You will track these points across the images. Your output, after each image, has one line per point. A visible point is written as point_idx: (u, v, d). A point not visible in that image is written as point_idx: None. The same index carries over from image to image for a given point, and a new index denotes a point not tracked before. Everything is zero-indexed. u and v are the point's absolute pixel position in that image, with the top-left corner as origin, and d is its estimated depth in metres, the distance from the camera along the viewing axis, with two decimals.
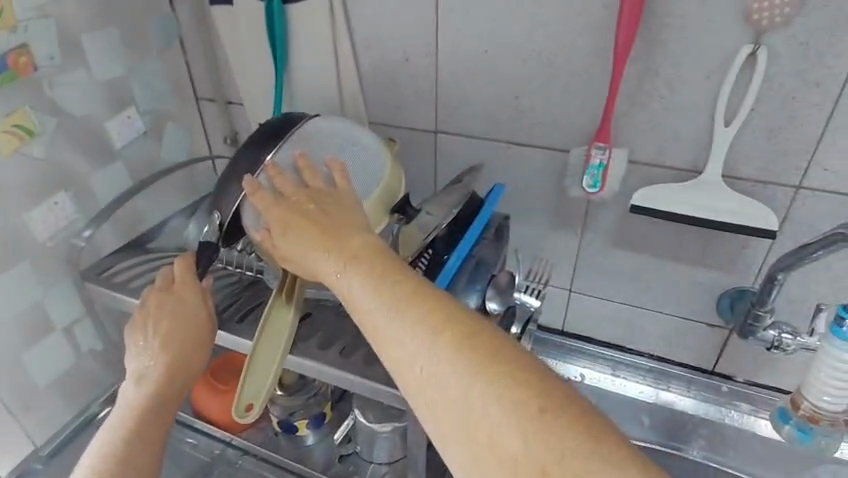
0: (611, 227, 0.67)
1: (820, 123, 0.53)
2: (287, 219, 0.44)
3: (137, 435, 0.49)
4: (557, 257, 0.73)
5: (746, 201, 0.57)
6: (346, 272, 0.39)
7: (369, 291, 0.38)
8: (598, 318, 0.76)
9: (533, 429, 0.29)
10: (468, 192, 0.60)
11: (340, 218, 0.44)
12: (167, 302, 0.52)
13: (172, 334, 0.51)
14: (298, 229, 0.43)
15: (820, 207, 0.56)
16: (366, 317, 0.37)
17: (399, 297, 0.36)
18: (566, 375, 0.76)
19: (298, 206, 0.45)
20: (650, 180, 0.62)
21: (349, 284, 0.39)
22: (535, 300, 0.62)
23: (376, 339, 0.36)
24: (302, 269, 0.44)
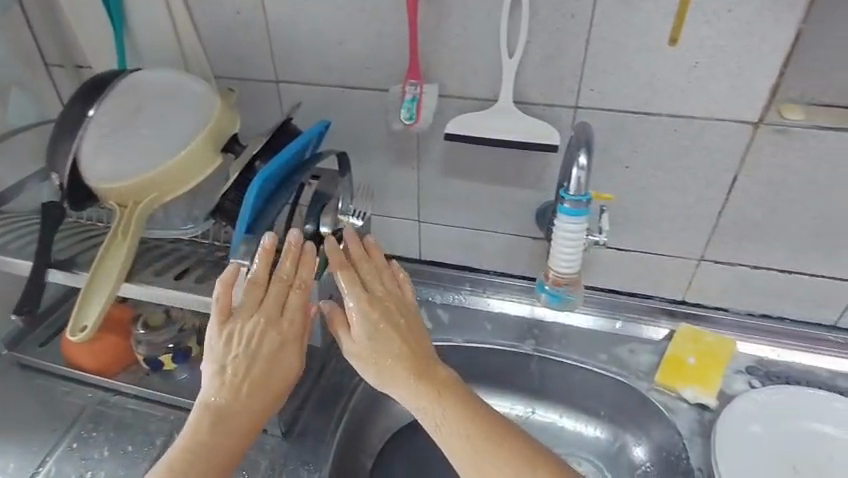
0: (440, 158, 0.76)
1: (581, 49, 0.63)
2: (379, 332, 0.58)
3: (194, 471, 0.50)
4: (402, 190, 0.81)
5: (535, 121, 0.67)
6: (437, 402, 0.55)
7: (467, 425, 0.53)
8: (447, 244, 0.85)
9: None
10: (284, 119, 0.63)
11: (422, 347, 0.59)
12: (269, 339, 0.55)
13: (266, 375, 0.54)
14: (396, 346, 0.57)
15: (596, 123, 0.67)
16: (466, 448, 0.52)
17: (494, 436, 0.52)
18: (425, 296, 0.88)
19: (393, 321, 0.59)
20: (462, 112, 0.71)
21: (438, 408, 0.54)
22: (357, 220, 0.69)
23: (470, 463, 0.51)
24: (390, 380, 0.56)
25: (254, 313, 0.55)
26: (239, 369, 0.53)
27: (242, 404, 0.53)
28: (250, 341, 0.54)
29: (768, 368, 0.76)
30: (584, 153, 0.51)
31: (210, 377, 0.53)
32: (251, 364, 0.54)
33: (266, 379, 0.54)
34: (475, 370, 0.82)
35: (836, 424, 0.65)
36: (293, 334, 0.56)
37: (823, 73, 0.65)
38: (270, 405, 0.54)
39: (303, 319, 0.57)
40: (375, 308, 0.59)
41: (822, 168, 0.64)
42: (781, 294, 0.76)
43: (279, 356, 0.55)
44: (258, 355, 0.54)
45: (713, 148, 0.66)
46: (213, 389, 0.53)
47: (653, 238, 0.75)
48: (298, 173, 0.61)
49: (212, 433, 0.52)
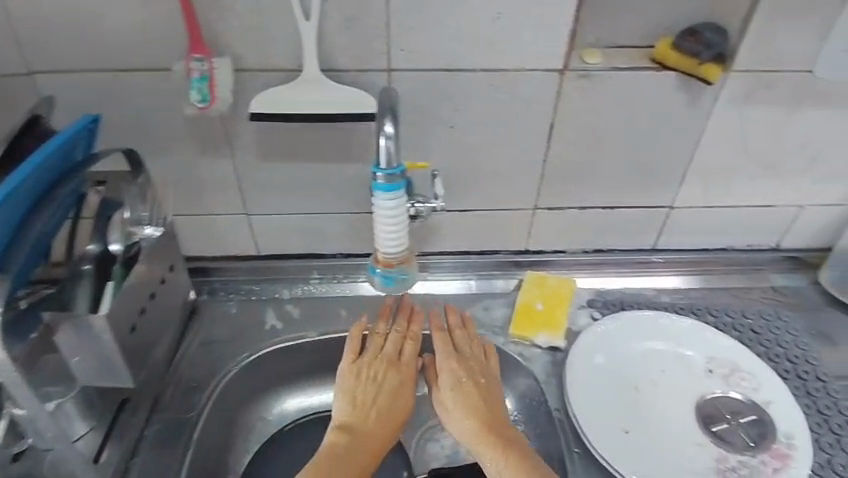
0: (254, 141, 0.68)
1: (382, 5, 0.58)
2: (456, 383, 0.64)
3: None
4: (219, 183, 0.71)
5: (348, 89, 0.61)
6: (494, 448, 0.58)
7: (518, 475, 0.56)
8: (284, 233, 0.78)
9: None
10: (30, 117, 0.52)
11: (493, 403, 0.63)
12: (389, 375, 0.66)
13: (390, 406, 0.64)
14: (471, 397, 0.63)
15: (412, 85, 0.64)
16: None
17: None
18: (271, 293, 0.80)
19: (475, 373, 0.65)
20: (266, 87, 0.63)
21: (492, 452, 0.58)
22: (154, 230, 0.59)
23: None
24: (463, 429, 0.61)
25: (378, 356, 0.67)
26: (361, 402, 0.63)
27: (363, 425, 0.62)
28: (373, 376, 0.65)
29: (606, 299, 0.81)
30: (389, 120, 0.45)
31: (340, 402, 0.64)
32: (375, 397, 0.64)
33: (384, 409, 0.64)
34: (335, 361, 0.77)
35: (664, 338, 0.71)
36: (407, 374, 0.67)
37: (613, 16, 0.67)
38: (383, 439, 0.62)
39: (410, 367, 0.68)
40: (464, 359, 0.66)
41: (624, 107, 0.67)
42: (607, 229, 0.81)
43: (390, 391, 0.65)
44: (382, 386, 0.65)
45: (528, 99, 0.66)
46: (340, 412, 0.63)
47: (488, 194, 0.75)
48: (59, 183, 0.51)
49: (328, 449, 0.60)
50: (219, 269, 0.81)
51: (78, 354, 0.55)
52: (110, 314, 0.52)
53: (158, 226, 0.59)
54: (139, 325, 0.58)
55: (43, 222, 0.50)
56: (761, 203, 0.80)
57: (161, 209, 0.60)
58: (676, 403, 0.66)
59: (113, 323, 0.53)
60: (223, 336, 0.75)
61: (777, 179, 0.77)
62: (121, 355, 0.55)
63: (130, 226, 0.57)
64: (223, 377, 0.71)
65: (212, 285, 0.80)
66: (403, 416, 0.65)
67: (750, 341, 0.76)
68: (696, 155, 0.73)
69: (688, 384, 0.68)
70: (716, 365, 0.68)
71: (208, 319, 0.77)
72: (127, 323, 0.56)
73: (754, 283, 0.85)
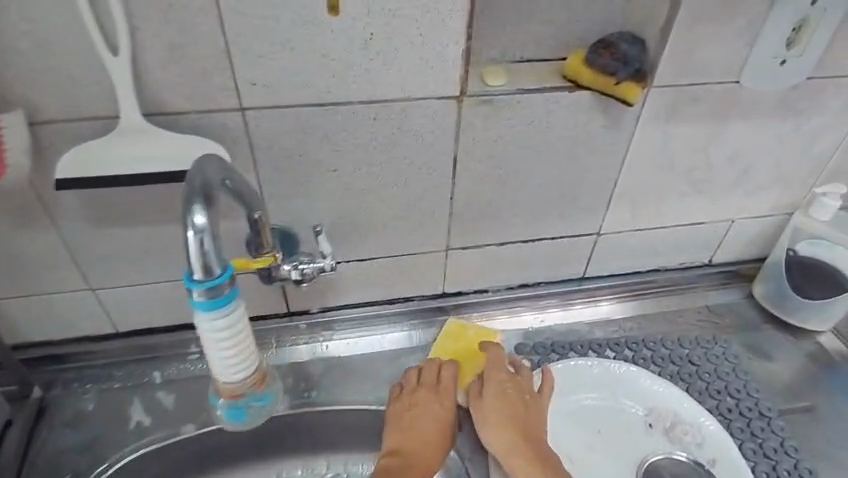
0: (79, 207, 0.53)
1: (216, 31, 0.44)
2: (496, 392, 0.59)
3: None
4: (45, 259, 0.56)
5: (189, 139, 0.48)
6: (525, 465, 0.55)
7: None
8: (145, 305, 0.63)
9: None
10: None
11: (543, 430, 0.58)
12: (429, 404, 0.61)
13: (434, 433, 0.60)
14: (525, 422, 0.58)
15: (275, 125, 0.51)
16: None
17: None
18: (140, 378, 0.65)
19: (521, 400, 0.59)
20: (79, 140, 0.48)
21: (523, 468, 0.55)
22: None
23: None
24: (521, 454, 0.56)
25: (418, 387, 0.62)
26: (408, 425, 0.59)
27: (408, 458, 0.57)
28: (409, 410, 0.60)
29: (535, 341, 0.72)
30: (200, 204, 0.31)
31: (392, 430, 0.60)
32: (415, 425, 0.59)
33: (426, 437, 0.59)
34: (225, 457, 0.63)
35: (599, 391, 0.63)
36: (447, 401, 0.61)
37: (516, 25, 0.57)
38: (430, 460, 0.58)
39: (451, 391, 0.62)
40: (508, 386, 0.60)
41: (535, 133, 0.57)
42: (532, 262, 0.71)
43: (435, 417, 0.60)
44: (416, 420, 0.60)
45: (422, 132, 0.54)
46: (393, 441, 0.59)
47: (390, 240, 0.63)
48: None
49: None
50: (70, 354, 0.65)
51: None
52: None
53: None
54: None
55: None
56: (692, 221, 0.73)
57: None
58: (616, 472, 0.58)
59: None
60: (75, 444, 0.60)
61: (707, 195, 0.70)
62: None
63: None
64: None
65: (63, 375, 0.65)
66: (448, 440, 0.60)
67: (690, 377, 0.69)
68: (621, 178, 0.65)
69: (628, 445, 0.60)
70: (656, 418, 0.61)
71: (57, 421, 0.62)
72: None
73: (690, 303, 0.79)
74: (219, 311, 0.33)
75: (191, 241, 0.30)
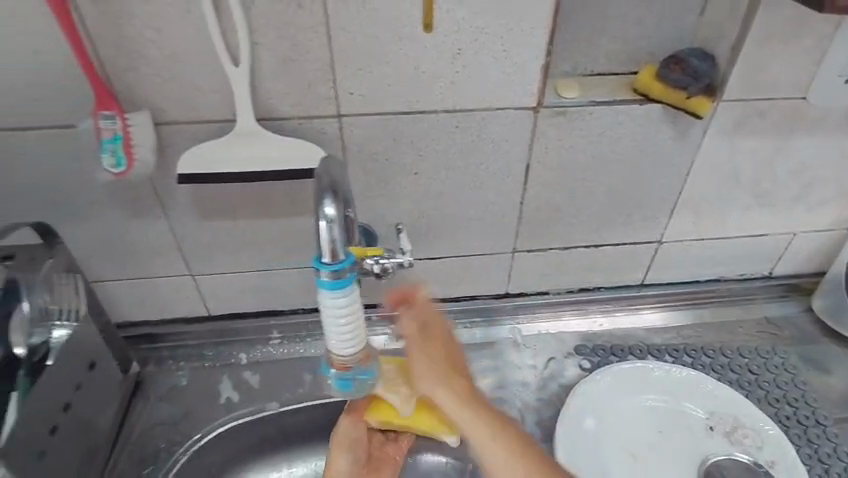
0: (190, 199, 0.59)
1: (325, 46, 0.50)
2: (420, 358, 0.53)
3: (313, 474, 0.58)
4: (155, 246, 0.63)
5: (294, 141, 0.53)
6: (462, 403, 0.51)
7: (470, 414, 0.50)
8: (235, 292, 0.70)
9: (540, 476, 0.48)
10: None
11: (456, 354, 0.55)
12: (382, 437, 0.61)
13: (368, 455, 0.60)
14: (426, 354, 0.53)
15: (367, 131, 0.56)
16: (480, 438, 0.50)
17: (489, 423, 0.50)
18: (229, 358, 0.72)
19: (415, 332, 0.54)
20: (197, 140, 0.54)
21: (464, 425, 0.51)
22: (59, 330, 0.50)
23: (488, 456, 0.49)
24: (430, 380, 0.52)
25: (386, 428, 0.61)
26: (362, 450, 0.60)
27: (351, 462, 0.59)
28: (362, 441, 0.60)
29: (593, 343, 0.75)
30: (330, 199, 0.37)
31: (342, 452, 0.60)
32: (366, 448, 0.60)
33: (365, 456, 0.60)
34: (301, 432, 0.69)
35: (661, 391, 0.65)
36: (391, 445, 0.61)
37: (589, 41, 0.60)
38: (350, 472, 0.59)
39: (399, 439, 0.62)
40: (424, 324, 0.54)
41: (605, 143, 0.61)
42: (592, 267, 0.74)
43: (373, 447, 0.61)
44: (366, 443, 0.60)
45: (498, 140, 0.59)
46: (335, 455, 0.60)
47: (460, 240, 0.67)
48: None
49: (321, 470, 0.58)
50: (165, 334, 0.72)
51: None
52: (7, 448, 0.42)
53: (70, 320, 0.51)
54: (53, 445, 0.47)
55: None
56: (754, 232, 0.74)
57: (77, 297, 0.52)
58: (677, 469, 0.60)
59: (8, 456, 0.43)
60: (172, 415, 0.67)
61: (769, 207, 0.71)
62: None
63: (33, 325, 0.47)
64: (170, 470, 0.62)
65: (159, 352, 0.72)
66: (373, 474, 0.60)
67: (749, 385, 0.71)
68: (686, 188, 0.67)
69: (689, 444, 0.62)
70: (717, 420, 0.62)
71: (154, 395, 0.68)
72: (34, 447, 0.45)
73: (747, 314, 0.80)
74: (344, 290, 0.38)
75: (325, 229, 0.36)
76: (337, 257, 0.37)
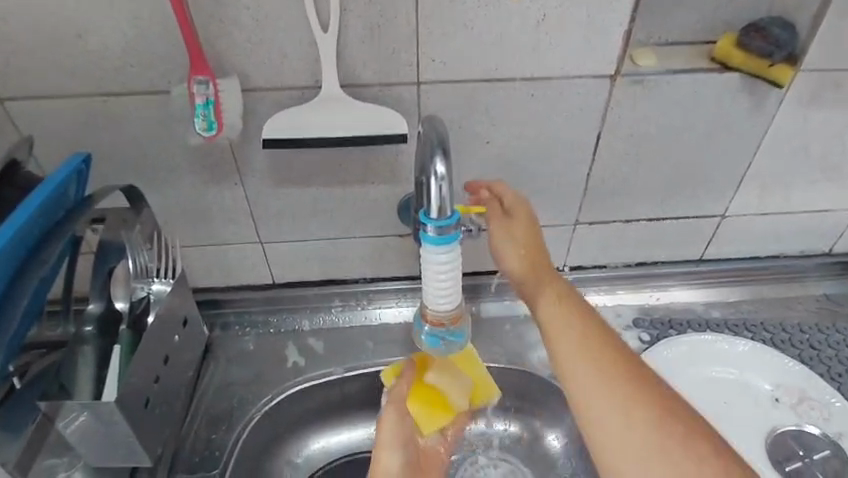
0: (267, 166, 0.60)
1: (411, 12, 0.50)
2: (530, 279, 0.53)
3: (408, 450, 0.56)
4: (229, 212, 0.64)
5: (375, 108, 0.54)
6: (589, 370, 0.45)
7: (591, 369, 0.44)
8: (300, 261, 0.71)
9: (630, 415, 0.42)
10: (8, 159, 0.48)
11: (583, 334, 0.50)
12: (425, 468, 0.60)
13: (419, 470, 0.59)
14: (558, 309, 0.50)
15: (444, 99, 0.56)
16: (574, 388, 0.45)
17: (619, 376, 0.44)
18: (292, 325, 0.74)
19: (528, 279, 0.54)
20: (280, 106, 0.55)
21: (568, 361, 0.46)
22: (163, 286, 0.52)
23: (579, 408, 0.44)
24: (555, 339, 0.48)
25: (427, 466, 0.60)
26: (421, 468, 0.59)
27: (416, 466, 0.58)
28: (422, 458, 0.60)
29: (652, 317, 0.75)
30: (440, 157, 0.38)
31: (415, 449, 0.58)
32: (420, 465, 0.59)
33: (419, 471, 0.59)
34: (364, 396, 0.71)
35: (724, 364, 0.65)
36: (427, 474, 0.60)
37: (666, 11, 0.60)
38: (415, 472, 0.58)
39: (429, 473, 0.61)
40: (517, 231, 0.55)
41: (679, 114, 0.61)
42: (653, 241, 0.74)
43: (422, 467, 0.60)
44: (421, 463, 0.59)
45: (572, 110, 0.59)
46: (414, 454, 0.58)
47: None
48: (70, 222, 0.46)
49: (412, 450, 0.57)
50: (230, 300, 0.74)
51: (82, 438, 0.45)
52: (122, 394, 0.44)
53: (167, 277, 0.53)
54: (155, 396, 0.50)
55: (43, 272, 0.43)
56: (820, 207, 0.73)
57: (172, 256, 0.53)
58: (744, 439, 0.60)
59: (124, 401, 0.45)
60: (242, 377, 0.69)
61: (839, 181, 0.70)
62: (136, 433, 0.47)
63: (134, 279, 0.50)
64: (244, 428, 0.64)
65: (225, 318, 0.74)
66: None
67: (811, 360, 0.70)
68: (755, 161, 0.66)
69: (755, 415, 0.62)
70: (783, 393, 0.63)
71: (223, 357, 0.71)
72: (142, 395, 0.47)
73: (806, 292, 0.79)
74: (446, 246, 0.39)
75: (436, 187, 0.37)
76: (444, 215, 0.38)
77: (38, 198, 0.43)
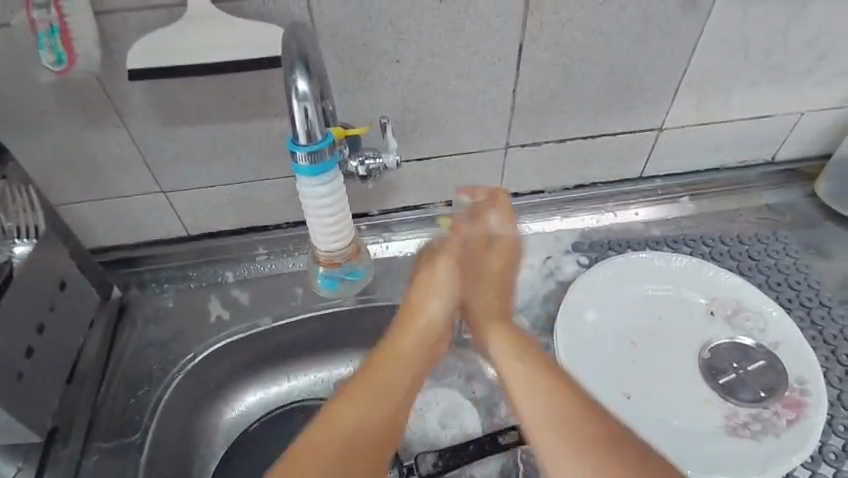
0: (149, 103, 0.53)
1: None
2: (485, 275, 0.57)
3: (401, 341, 0.52)
4: (118, 160, 0.57)
5: (255, 24, 0.47)
6: (560, 442, 0.41)
7: (508, 356, 0.49)
8: (212, 209, 0.65)
9: (569, 428, 0.42)
10: None
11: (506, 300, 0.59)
12: (400, 370, 0.51)
13: (401, 367, 0.51)
14: (491, 291, 0.57)
15: (340, 11, 0.50)
16: (507, 374, 0.48)
17: (538, 373, 0.46)
18: (215, 278, 0.69)
19: (499, 280, 0.58)
20: (145, 30, 0.47)
21: (523, 398, 0.45)
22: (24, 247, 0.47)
23: (509, 376, 0.48)
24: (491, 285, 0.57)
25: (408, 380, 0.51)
26: (391, 362, 0.50)
27: (402, 357, 0.51)
28: (414, 354, 0.52)
29: (591, 240, 0.72)
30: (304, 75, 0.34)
31: (415, 320, 0.54)
32: (405, 369, 0.51)
33: (398, 368, 0.50)
34: (295, 345, 0.68)
35: (662, 282, 0.63)
36: (410, 379, 0.51)
37: None
38: (388, 371, 0.50)
39: (414, 375, 0.51)
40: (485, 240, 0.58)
41: (606, 15, 0.55)
42: (591, 161, 0.70)
43: (394, 374, 0.50)
44: (411, 360, 0.52)
45: (488, 16, 0.53)
46: (418, 329, 0.53)
47: (450, 137, 0.63)
48: None
49: (408, 333, 0.53)
50: (145, 257, 0.68)
51: None
52: None
53: (30, 238, 0.47)
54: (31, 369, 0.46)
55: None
56: (761, 114, 0.70)
57: (33, 214, 0.48)
58: (681, 355, 0.59)
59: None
60: (161, 337, 0.64)
61: (780, 83, 0.67)
62: (10, 410, 0.43)
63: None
64: (165, 390, 0.60)
65: (141, 276, 0.68)
66: (385, 410, 0.47)
67: (749, 271, 0.69)
68: (692, 65, 0.62)
69: (689, 331, 0.61)
70: (718, 306, 0.62)
71: (140, 317, 0.66)
72: (12, 370, 0.43)
73: (748, 202, 0.77)
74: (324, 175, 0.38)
75: (300, 109, 0.33)
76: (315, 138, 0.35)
77: None
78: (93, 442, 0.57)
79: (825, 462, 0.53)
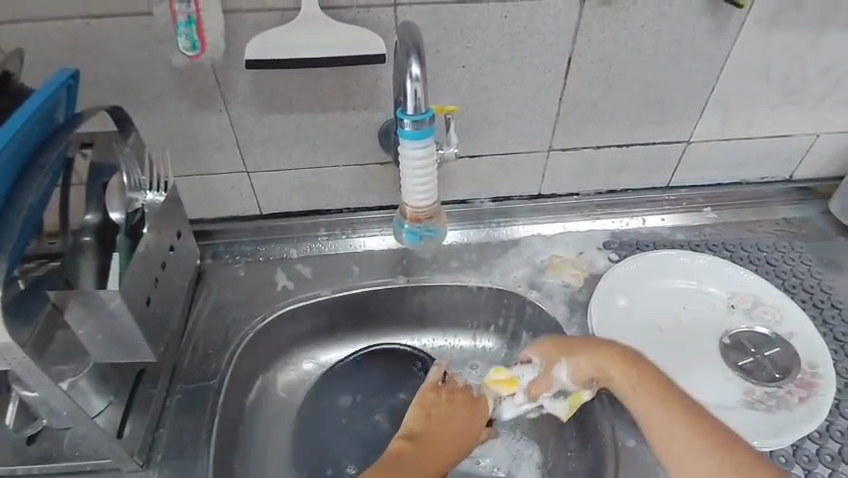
0: (250, 91, 0.62)
1: None
2: (603, 351, 0.59)
3: (415, 412, 0.58)
4: (214, 139, 0.66)
5: (352, 28, 0.56)
6: (699, 446, 0.52)
7: (659, 408, 0.55)
8: (285, 190, 0.73)
9: (715, 447, 0.52)
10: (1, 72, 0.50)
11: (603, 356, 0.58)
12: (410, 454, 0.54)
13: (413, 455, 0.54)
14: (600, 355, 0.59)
15: (420, 20, 0.59)
16: (649, 414, 0.55)
17: (685, 416, 0.53)
18: (281, 253, 0.77)
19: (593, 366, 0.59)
20: (260, 29, 0.57)
21: (670, 437, 0.53)
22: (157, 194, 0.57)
23: (647, 423, 0.55)
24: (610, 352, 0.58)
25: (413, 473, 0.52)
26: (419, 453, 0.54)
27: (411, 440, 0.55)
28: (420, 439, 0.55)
29: (622, 239, 0.79)
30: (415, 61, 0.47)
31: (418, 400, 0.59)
32: (418, 450, 0.54)
33: (423, 455, 0.54)
34: (348, 318, 0.75)
35: (686, 277, 0.70)
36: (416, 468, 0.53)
37: None
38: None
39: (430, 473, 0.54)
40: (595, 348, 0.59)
41: (646, 36, 0.64)
42: (624, 167, 0.78)
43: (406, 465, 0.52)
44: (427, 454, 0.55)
45: (545, 31, 0.62)
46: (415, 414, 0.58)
47: (501, 137, 0.71)
48: (61, 135, 0.47)
49: (415, 414, 0.58)
50: (221, 231, 0.76)
51: (83, 326, 0.51)
52: (127, 289, 0.50)
53: (160, 190, 0.58)
54: (155, 295, 0.57)
55: (40, 181, 0.45)
56: (780, 133, 0.77)
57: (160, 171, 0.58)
58: (703, 339, 0.66)
59: (128, 296, 0.51)
60: (234, 300, 0.72)
61: (798, 106, 0.74)
62: (140, 326, 0.53)
63: (129, 193, 0.55)
64: (238, 345, 0.68)
65: (215, 248, 0.76)
66: None
67: (767, 274, 0.75)
68: (720, 85, 0.70)
69: (711, 320, 0.67)
70: (738, 299, 0.68)
71: (214, 283, 0.74)
72: (145, 292, 0.54)
73: (767, 215, 0.84)
74: (422, 141, 0.50)
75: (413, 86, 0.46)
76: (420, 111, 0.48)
77: (20, 119, 0.43)
78: (177, 384, 0.64)
79: (830, 464, 0.55)
